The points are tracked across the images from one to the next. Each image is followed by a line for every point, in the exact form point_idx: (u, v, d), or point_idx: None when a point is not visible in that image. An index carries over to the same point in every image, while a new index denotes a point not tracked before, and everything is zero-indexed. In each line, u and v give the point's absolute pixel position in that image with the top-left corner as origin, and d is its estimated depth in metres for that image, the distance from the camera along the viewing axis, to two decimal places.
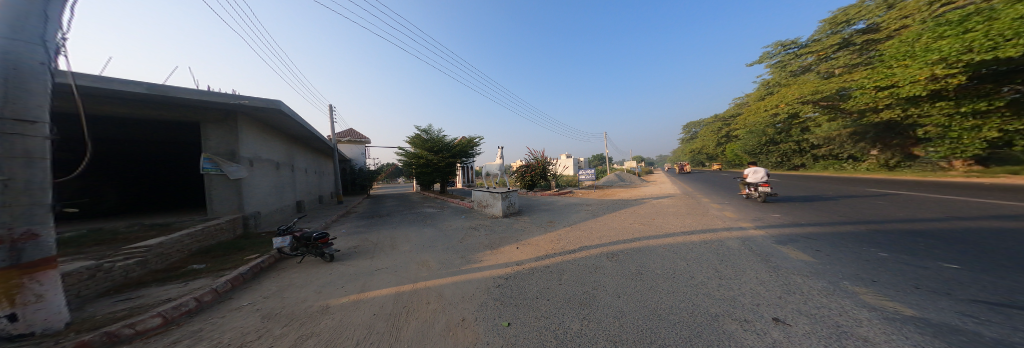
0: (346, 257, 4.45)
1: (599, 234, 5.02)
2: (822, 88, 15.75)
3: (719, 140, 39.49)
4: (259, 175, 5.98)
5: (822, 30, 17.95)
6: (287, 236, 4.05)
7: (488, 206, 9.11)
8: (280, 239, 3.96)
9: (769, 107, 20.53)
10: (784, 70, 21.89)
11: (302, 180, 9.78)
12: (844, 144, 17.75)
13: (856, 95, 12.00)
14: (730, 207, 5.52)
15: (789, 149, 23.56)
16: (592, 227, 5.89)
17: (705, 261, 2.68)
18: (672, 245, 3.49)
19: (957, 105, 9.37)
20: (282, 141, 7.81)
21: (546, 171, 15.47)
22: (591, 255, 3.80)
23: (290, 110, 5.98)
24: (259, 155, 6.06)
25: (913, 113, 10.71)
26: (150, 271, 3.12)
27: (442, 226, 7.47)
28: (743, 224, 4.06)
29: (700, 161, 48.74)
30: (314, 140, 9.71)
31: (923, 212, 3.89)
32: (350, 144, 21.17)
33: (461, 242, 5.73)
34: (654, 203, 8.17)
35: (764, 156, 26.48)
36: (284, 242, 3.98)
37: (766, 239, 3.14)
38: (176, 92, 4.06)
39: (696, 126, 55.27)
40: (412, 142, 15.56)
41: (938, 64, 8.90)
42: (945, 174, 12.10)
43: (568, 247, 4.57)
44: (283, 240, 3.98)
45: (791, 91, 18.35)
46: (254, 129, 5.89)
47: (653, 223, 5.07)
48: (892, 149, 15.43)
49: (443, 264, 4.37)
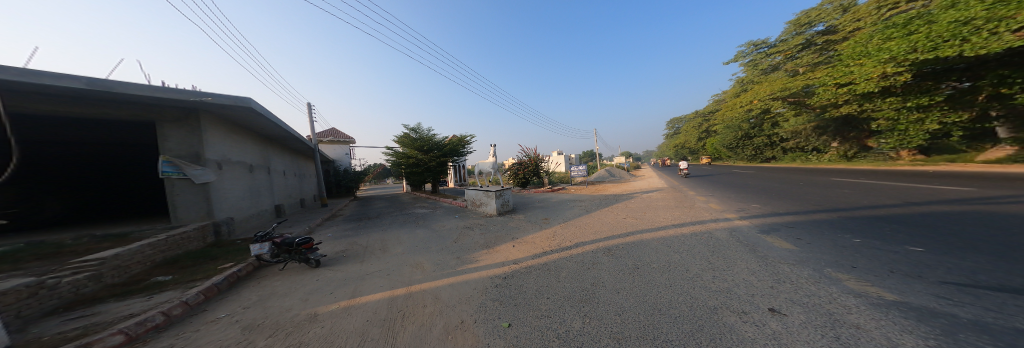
0: (333, 262, 4.23)
1: (594, 229, 5.09)
2: (791, 85, 16.75)
3: (699, 135, 41.40)
4: (230, 179, 5.53)
5: (788, 31, 19.08)
6: (265, 243, 3.74)
7: (481, 205, 9.01)
8: (258, 246, 3.64)
9: (745, 103, 21.68)
10: (756, 69, 23.15)
11: (280, 182, 9.17)
12: (810, 137, 19.18)
13: (820, 91, 12.92)
14: (715, 199, 5.78)
15: (762, 143, 25.10)
16: (586, 222, 5.98)
17: (698, 253, 2.78)
18: (664, 238, 3.59)
19: (904, 100, 10.32)
20: (256, 141, 7.26)
21: (538, 168, 15.52)
22: (587, 251, 3.83)
23: (263, 108, 5.56)
24: (229, 157, 5.60)
25: (867, 108, 11.69)
26: (106, 286, 2.79)
27: (435, 227, 7.29)
28: (729, 215, 4.26)
29: (682, 155, 50.95)
30: (291, 140, 9.13)
31: (884, 198, 4.26)
32: (332, 144, 20.14)
33: (455, 243, 5.62)
34: (643, 197, 8.41)
35: (740, 149, 28.08)
36: (262, 249, 3.67)
37: (751, 228, 3.30)
38: (124, 87, 3.63)
39: (678, 122, 57.60)
40: (398, 141, 15.04)
41: (888, 63, 9.71)
42: (895, 163, 13.39)
43: (564, 243, 4.61)
44: (261, 247, 3.68)
45: (763, 88, 19.47)
46: (222, 129, 5.43)
47: (646, 217, 5.21)
48: (850, 141, 16.80)
49: (438, 265, 4.25)
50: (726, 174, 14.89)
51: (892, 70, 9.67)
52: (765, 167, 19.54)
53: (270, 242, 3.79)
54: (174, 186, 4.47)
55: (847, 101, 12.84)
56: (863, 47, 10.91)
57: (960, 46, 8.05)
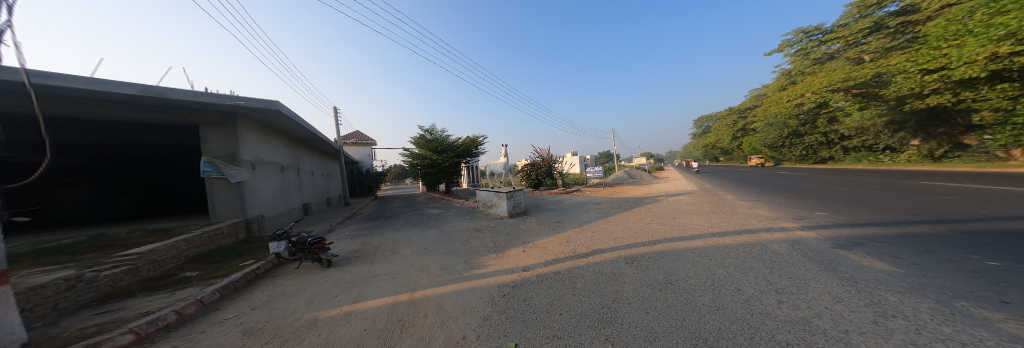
0: (345, 262, 4.25)
1: (613, 235, 4.59)
2: (855, 74, 14.30)
3: (735, 134, 37.62)
4: (263, 178, 5.93)
5: (849, 13, 16.49)
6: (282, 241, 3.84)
7: (493, 206, 8.80)
8: (274, 244, 3.72)
9: (792, 96, 19.11)
10: (807, 57, 20.32)
11: (308, 182, 9.79)
12: (880, 134, 16.38)
13: (899, 80, 10.94)
14: (761, 204, 4.96)
15: (815, 141, 21.99)
16: (604, 227, 5.45)
17: (749, 270, 2.24)
18: (701, 248, 3.03)
19: (1021, 87, 8.20)
20: (286, 144, 7.79)
21: (553, 169, 15.02)
22: (607, 259, 3.39)
23: (291, 112, 5.89)
24: (262, 158, 6.02)
25: (967, 98, 9.70)
26: (141, 280, 2.97)
27: (446, 228, 7.21)
28: (784, 224, 3.53)
29: (713, 156, 46.79)
30: (319, 142, 9.72)
31: (1010, 208, 3.25)
32: (356, 147, 21.38)
33: (465, 245, 5.44)
34: (670, 201, 7.58)
35: (786, 149, 24.87)
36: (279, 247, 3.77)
37: (820, 242, 2.64)
38: (170, 93, 3.97)
39: (710, 120, 53.04)
40: (416, 143, 15.47)
41: (1005, 40, 7.72)
42: (1006, 164, 10.77)
43: (579, 250, 4.18)
44: (278, 245, 3.78)
45: (817, 79, 16.96)
46: (255, 131, 5.83)
47: (675, 222, 4.58)
48: (937, 138, 14.03)
49: (445, 269, 4.07)
50: (770, 176, 13.15)
51: (1003, 50, 7.74)
52: (820, 169, 17.00)
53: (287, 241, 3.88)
54: (213, 185, 4.84)
55: (935, 90, 10.63)
56: (959, 25, 8.95)
57: None
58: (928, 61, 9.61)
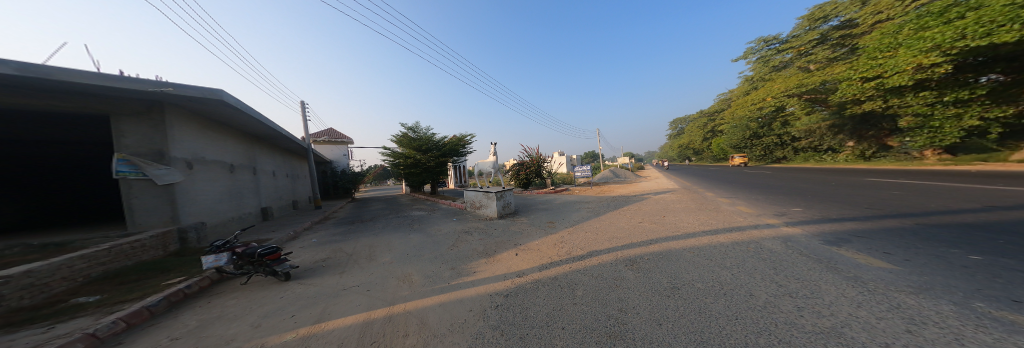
0: (308, 274, 3.68)
1: (607, 235, 4.51)
2: (806, 81, 15.95)
3: (705, 135, 40.59)
4: (204, 179, 5.13)
5: (800, 26, 18.37)
6: (223, 253, 3.19)
7: (481, 207, 8.44)
8: (211, 257, 3.07)
9: (755, 101, 20.88)
10: (766, 65, 22.36)
11: (268, 184, 8.74)
12: (824, 136, 18.43)
13: (843, 86, 12.17)
14: (742, 201, 5.18)
15: (771, 143, 24.35)
16: (597, 227, 5.38)
17: (752, 271, 2.17)
18: (699, 247, 2.97)
19: (939, 95, 9.65)
20: (239, 140, 6.86)
21: (541, 168, 14.95)
22: (603, 262, 3.25)
23: (241, 104, 5.12)
24: (203, 156, 5.21)
25: (894, 103, 11.05)
26: (7, 311, 2.23)
27: (431, 231, 6.72)
28: (769, 220, 3.64)
29: (685, 156, 50.18)
30: (282, 139, 8.72)
31: (956, 202, 3.61)
32: (330, 145, 19.59)
33: (452, 249, 5.05)
34: (656, 199, 7.77)
35: (749, 149, 27.22)
36: (219, 260, 3.12)
37: (809, 238, 2.69)
38: (67, 75, 3.15)
39: (683, 122, 56.85)
40: (398, 141, 14.55)
41: (932, 52, 8.91)
42: (922, 163, 12.58)
43: (574, 252, 4.01)
44: (217, 258, 3.12)
45: (776, 84, 18.70)
46: (193, 124, 4.98)
47: (667, 221, 4.60)
48: (868, 140, 16.12)
49: (429, 278, 3.67)
50: (738, 174, 14.22)
51: (928, 61, 8.95)
52: (778, 168, 18.79)
53: (229, 252, 3.24)
54: (130, 188, 4.05)
55: (870, 97, 12.18)
56: (892, 38, 10.34)
57: (1018, 31, 7.31)
58: (868, 69, 10.90)
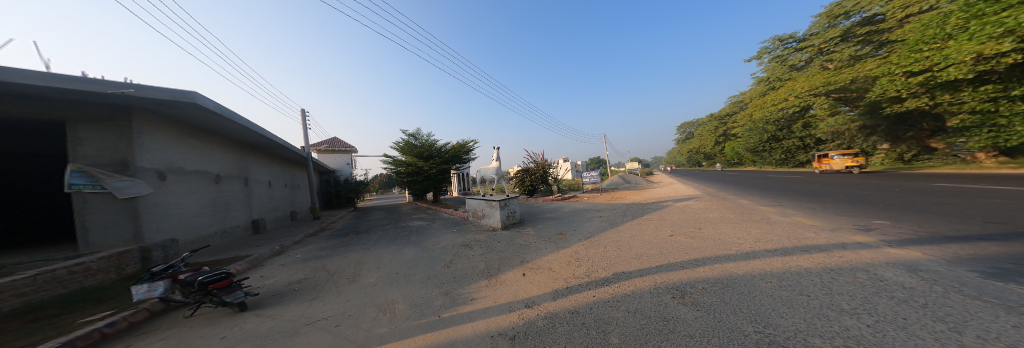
0: (271, 302, 3.04)
1: (632, 251, 3.73)
2: (835, 79, 14.82)
3: (717, 139, 39.14)
4: (177, 191, 4.78)
5: (818, 23, 17.57)
6: (159, 282, 2.56)
7: (484, 217, 7.76)
8: (141, 287, 2.39)
9: (774, 101, 19.72)
10: (783, 65, 21.34)
11: (261, 194, 8.41)
12: (854, 139, 17.15)
13: (883, 82, 11.28)
14: (794, 211, 4.35)
15: (793, 146, 22.90)
16: (618, 240, 4.59)
17: (907, 326, 1.33)
18: (775, 274, 2.16)
19: (1004, 89, 8.64)
20: (227, 149, 6.61)
21: (547, 175, 14.23)
22: (638, 291, 2.45)
23: (220, 107, 4.82)
24: (179, 165, 4.92)
25: (944, 101, 10.18)
26: None
27: (428, 244, 6.03)
28: (854, 237, 2.81)
29: (696, 161, 48.55)
30: (277, 148, 8.50)
31: None
32: (334, 154, 19.28)
33: (448, 268, 4.34)
34: (679, 207, 6.94)
35: (767, 153, 25.73)
36: (152, 291, 2.48)
37: (952, 268, 1.87)
38: (17, 75, 2.80)
39: (691, 127, 55.69)
40: (400, 149, 14.18)
41: (1007, 37, 7.83)
42: (979, 167, 11.27)
43: (596, 273, 3.23)
44: (149, 288, 2.48)
45: (799, 83, 17.59)
46: (167, 131, 4.68)
47: (707, 234, 3.78)
48: (906, 142, 14.82)
49: (417, 308, 2.94)
50: (763, 179, 13.11)
51: (997, 50, 7.87)
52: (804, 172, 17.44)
53: (168, 280, 2.62)
54: (85, 203, 3.66)
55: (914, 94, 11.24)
56: (937, 29, 9.48)
57: None
58: (911, 63, 10.05)
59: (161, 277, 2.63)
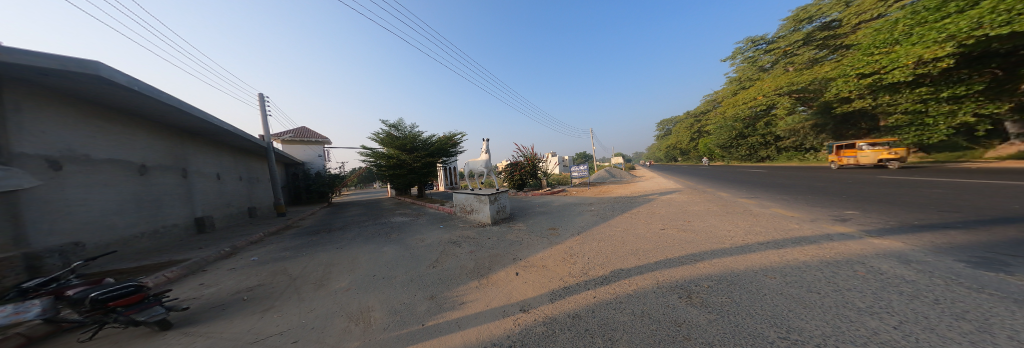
0: (210, 317, 2.51)
1: (627, 246, 3.67)
2: (797, 80, 16.15)
3: (691, 136, 41.56)
4: (81, 183, 3.94)
5: (785, 28, 18.94)
6: (33, 301, 1.94)
7: (472, 212, 7.42)
8: (2, 309, 1.77)
9: (744, 100, 21.07)
10: (754, 66, 22.84)
11: (207, 188, 7.30)
12: (807, 136, 18.92)
13: (840, 83, 12.51)
14: (773, 203, 4.56)
15: (756, 142, 24.81)
16: (610, 234, 4.53)
17: (932, 325, 1.26)
18: (776, 268, 2.13)
19: (936, 91, 9.88)
20: (155, 133, 5.61)
21: (536, 169, 14.10)
22: (641, 291, 2.32)
23: (137, 83, 4.02)
24: (82, 151, 4.01)
25: (885, 102, 11.53)
26: None
27: (410, 242, 5.58)
28: (837, 228, 2.92)
29: (671, 156, 51.51)
30: (225, 135, 7.41)
31: None
32: (302, 145, 17.44)
33: (433, 268, 3.99)
34: (665, 200, 7.13)
35: (734, 149, 27.79)
36: (22, 313, 1.87)
37: (937, 257, 1.93)
38: None
39: (668, 123, 58.70)
40: (379, 140, 13.16)
41: (948, 42, 8.84)
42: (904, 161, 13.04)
43: (593, 271, 3.11)
44: (18, 310, 1.86)
45: (766, 83, 18.98)
46: (61, 109, 3.78)
47: (698, 227, 3.81)
48: (847, 139, 16.87)
49: (397, 316, 2.58)
50: (734, 173, 14.07)
51: (938, 53, 8.89)
52: (766, 166, 19.09)
53: (49, 298, 2.01)
54: None
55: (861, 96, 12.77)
56: (887, 34, 10.59)
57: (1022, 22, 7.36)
58: (864, 65, 11.20)
59: (40, 296, 2.01)
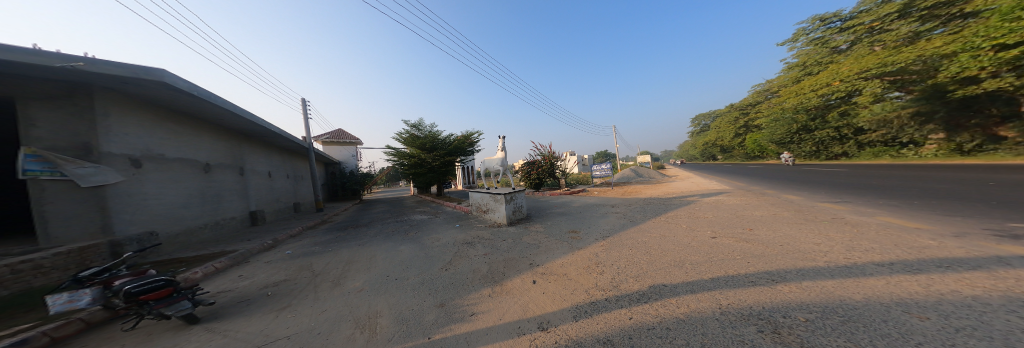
0: (234, 311, 2.57)
1: (667, 256, 3.02)
2: (893, 59, 13.00)
3: (737, 131, 36.71)
4: (157, 180, 4.50)
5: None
6: (84, 291, 2.00)
7: (488, 212, 7.17)
8: (60, 297, 1.86)
9: (813, 86, 18.30)
10: (823, 47, 19.26)
11: (259, 185, 8.17)
12: (903, 128, 15.07)
13: (964, 58, 10.17)
14: (871, 210, 3.49)
15: (827, 137, 20.53)
16: (643, 241, 3.87)
17: None
18: (923, 305, 1.39)
19: None
20: (215, 135, 6.31)
21: (555, 168, 13.51)
22: (696, 317, 1.72)
23: (196, 88, 4.44)
24: (157, 152, 4.59)
25: None
26: None
27: (426, 241, 5.50)
28: (1001, 247, 1.99)
29: (711, 154, 46.16)
30: (273, 137, 8.20)
31: None
32: (339, 146, 19.05)
33: (446, 271, 3.78)
34: (709, 203, 6.11)
35: (794, 145, 23.70)
36: (75, 302, 1.93)
37: None
38: None
39: (708, 118, 52.99)
40: (403, 140, 13.71)
41: None
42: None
43: (626, 284, 2.57)
44: (72, 299, 1.92)
45: (845, 66, 16.01)
46: (137, 114, 4.31)
47: (764, 236, 2.99)
48: (969, 130, 12.89)
49: (403, 325, 2.37)
50: (796, 173, 11.79)
51: None
52: (842, 165, 15.79)
53: (97, 288, 2.07)
54: (43, 192, 3.28)
55: (996, 73, 10.11)
56: None
57: None
58: (1006, 33, 8.96)
59: (91, 285, 2.10)
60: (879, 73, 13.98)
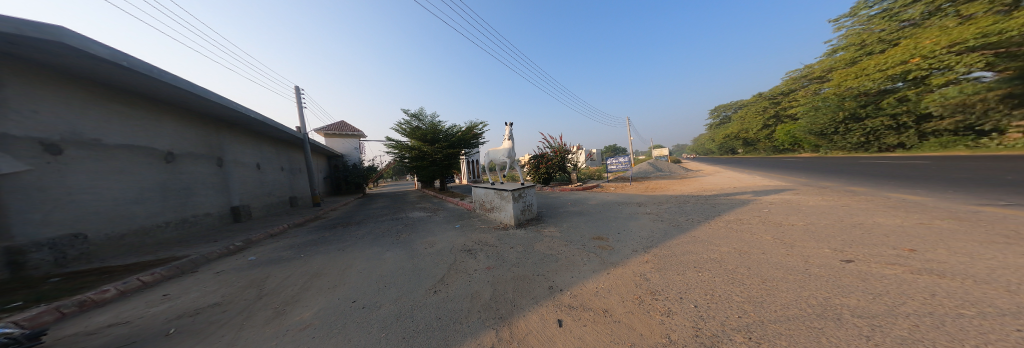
0: None
1: (779, 288, 1.82)
2: (997, 27, 10.97)
3: (765, 122, 33.73)
4: (91, 170, 3.80)
5: None
6: None
7: (493, 210, 6.14)
8: None
9: (879, 67, 15.97)
10: (891, 21, 16.77)
11: (246, 178, 7.50)
12: (987, 113, 12.68)
13: None
14: None
15: (881, 126, 17.80)
16: (716, 258, 2.65)
17: None
18: None
19: None
20: (180, 121, 5.60)
21: (566, 161, 12.33)
22: None
23: (124, 57, 3.66)
24: (85, 136, 3.83)
25: None
26: None
27: (418, 246, 4.51)
28: None
29: (731, 147, 43.27)
30: (258, 125, 7.50)
31: None
32: (340, 139, 18.38)
33: (432, 297, 2.75)
34: (774, 202, 4.77)
35: (837, 136, 21.18)
36: None
37: None
38: None
39: (728, 109, 49.89)
40: (404, 131, 12.80)
41: None
42: None
43: (726, 343, 1.40)
44: None
45: (927, 39, 13.63)
46: (52, 88, 3.57)
47: (954, 263, 1.74)
48: None
49: None
50: (856, 167, 10.05)
51: None
52: (904, 157, 13.62)
53: None
54: None
55: None
56: None
57: None
58: None
59: None
60: (982, 45, 11.59)
